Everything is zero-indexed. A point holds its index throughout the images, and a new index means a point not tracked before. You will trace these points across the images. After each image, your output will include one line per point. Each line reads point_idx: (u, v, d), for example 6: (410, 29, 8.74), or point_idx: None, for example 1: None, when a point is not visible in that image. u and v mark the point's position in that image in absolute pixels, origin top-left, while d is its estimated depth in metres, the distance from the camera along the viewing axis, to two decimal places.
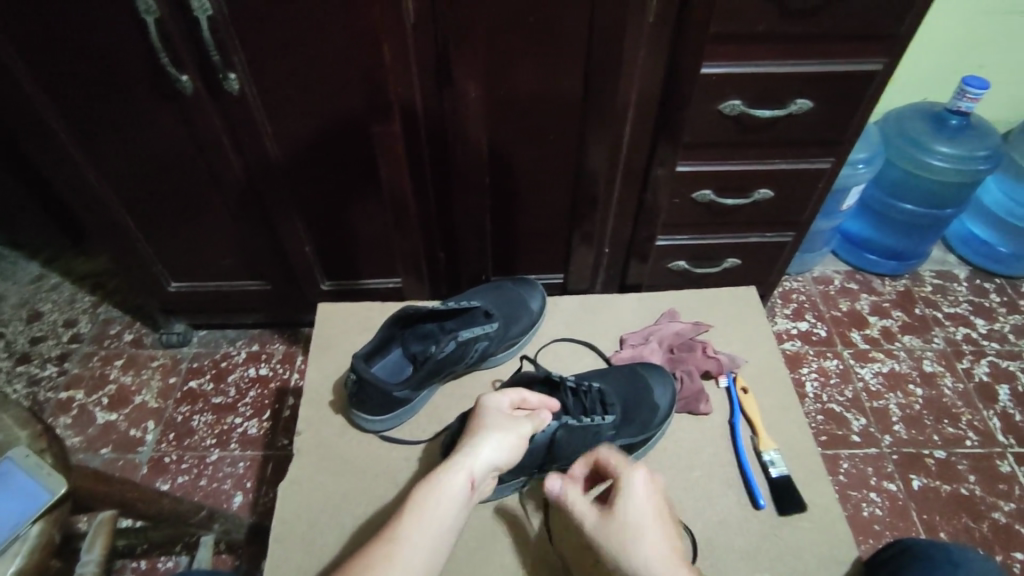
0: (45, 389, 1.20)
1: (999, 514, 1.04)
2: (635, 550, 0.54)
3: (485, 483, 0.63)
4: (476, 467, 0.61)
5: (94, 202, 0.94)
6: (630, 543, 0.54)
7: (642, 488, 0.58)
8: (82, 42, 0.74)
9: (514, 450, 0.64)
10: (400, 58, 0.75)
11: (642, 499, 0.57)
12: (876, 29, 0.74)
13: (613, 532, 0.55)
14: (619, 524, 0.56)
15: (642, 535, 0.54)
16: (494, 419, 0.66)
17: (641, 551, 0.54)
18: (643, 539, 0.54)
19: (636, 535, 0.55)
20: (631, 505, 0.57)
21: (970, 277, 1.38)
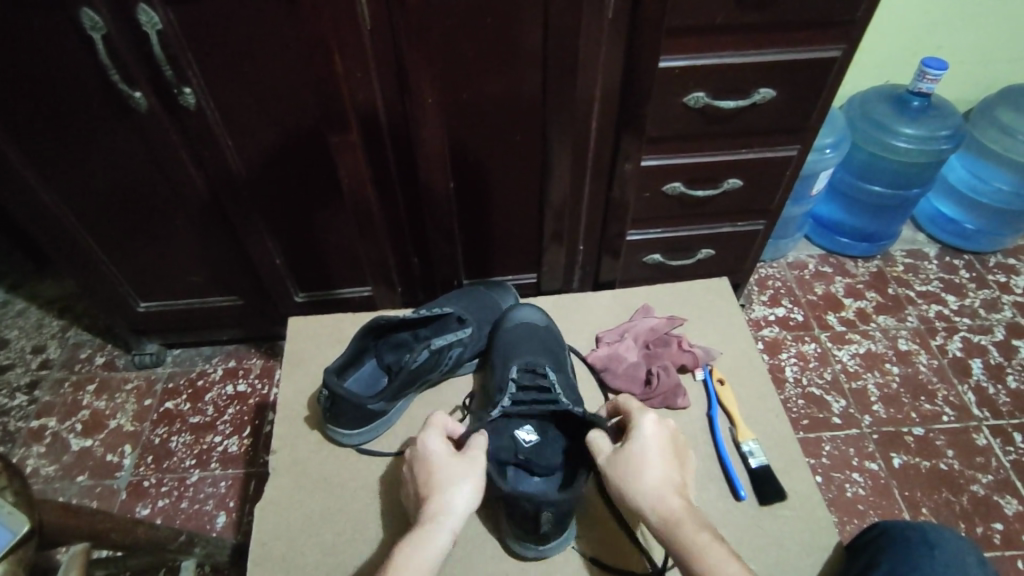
0: (15, 420, 1.17)
1: (978, 486, 1.06)
2: (637, 482, 0.59)
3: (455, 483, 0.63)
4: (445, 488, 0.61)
5: (54, 225, 0.91)
6: (631, 470, 0.60)
7: (652, 429, 0.63)
8: (27, 62, 0.72)
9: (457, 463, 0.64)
10: (358, 65, 0.74)
11: (653, 438, 0.62)
12: (832, 16, 0.74)
13: (617, 461, 0.62)
14: (625, 455, 0.62)
15: (644, 471, 0.60)
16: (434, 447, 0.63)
17: (641, 480, 0.59)
18: (643, 473, 0.60)
19: (638, 466, 0.60)
20: (641, 442, 0.62)
21: (940, 254, 1.41)
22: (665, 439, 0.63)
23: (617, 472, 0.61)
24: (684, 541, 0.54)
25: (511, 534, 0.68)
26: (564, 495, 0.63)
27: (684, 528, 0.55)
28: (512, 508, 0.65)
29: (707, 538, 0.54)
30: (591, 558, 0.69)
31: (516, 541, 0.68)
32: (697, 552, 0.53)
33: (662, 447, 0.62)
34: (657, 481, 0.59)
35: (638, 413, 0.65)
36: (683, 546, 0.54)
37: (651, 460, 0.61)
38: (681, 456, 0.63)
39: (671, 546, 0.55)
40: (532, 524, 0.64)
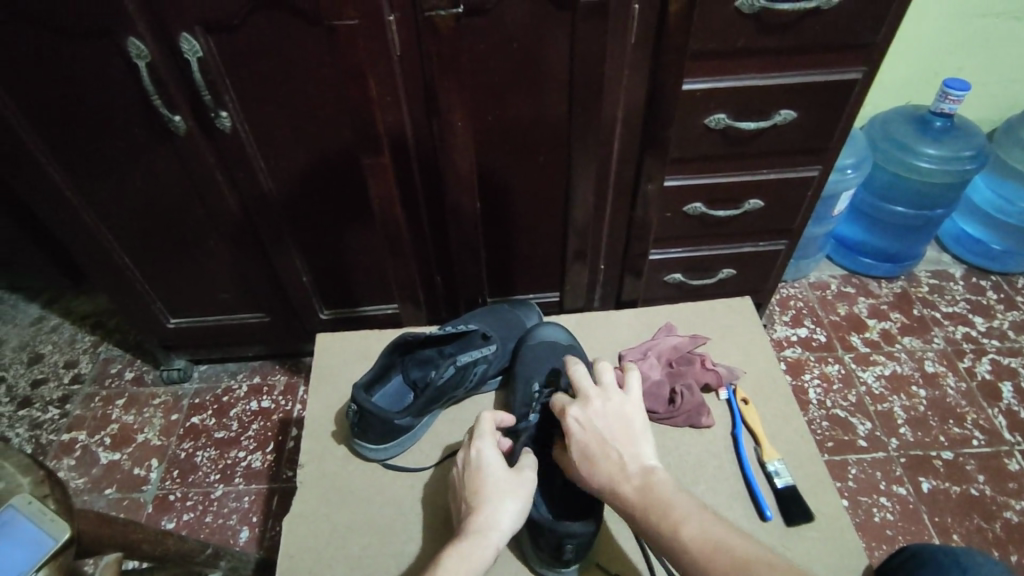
0: (47, 432, 1.19)
1: (1011, 513, 1.03)
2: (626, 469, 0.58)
3: (502, 486, 0.62)
4: (499, 499, 0.61)
5: (92, 243, 0.95)
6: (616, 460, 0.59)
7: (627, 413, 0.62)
8: (77, 89, 0.76)
9: (510, 476, 0.63)
10: (389, 90, 0.76)
11: (629, 420, 0.61)
12: (852, 40, 0.75)
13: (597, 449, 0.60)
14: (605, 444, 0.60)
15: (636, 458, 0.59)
16: (489, 461, 0.64)
17: (631, 465, 0.58)
18: (640, 447, 0.59)
19: (623, 447, 0.60)
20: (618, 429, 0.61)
21: (966, 275, 1.39)
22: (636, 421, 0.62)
23: (599, 454, 0.60)
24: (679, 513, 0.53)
25: (531, 553, 0.68)
26: (587, 527, 0.64)
27: (672, 497, 0.55)
28: (535, 530, 0.66)
29: (685, 502, 0.54)
30: None
31: (538, 564, 0.68)
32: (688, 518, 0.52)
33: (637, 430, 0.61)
34: (644, 463, 0.58)
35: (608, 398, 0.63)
36: (668, 517, 0.53)
37: (639, 442, 0.60)
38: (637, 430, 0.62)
39: (656, 522, 0.53)
40: (555, 549, 0.65)
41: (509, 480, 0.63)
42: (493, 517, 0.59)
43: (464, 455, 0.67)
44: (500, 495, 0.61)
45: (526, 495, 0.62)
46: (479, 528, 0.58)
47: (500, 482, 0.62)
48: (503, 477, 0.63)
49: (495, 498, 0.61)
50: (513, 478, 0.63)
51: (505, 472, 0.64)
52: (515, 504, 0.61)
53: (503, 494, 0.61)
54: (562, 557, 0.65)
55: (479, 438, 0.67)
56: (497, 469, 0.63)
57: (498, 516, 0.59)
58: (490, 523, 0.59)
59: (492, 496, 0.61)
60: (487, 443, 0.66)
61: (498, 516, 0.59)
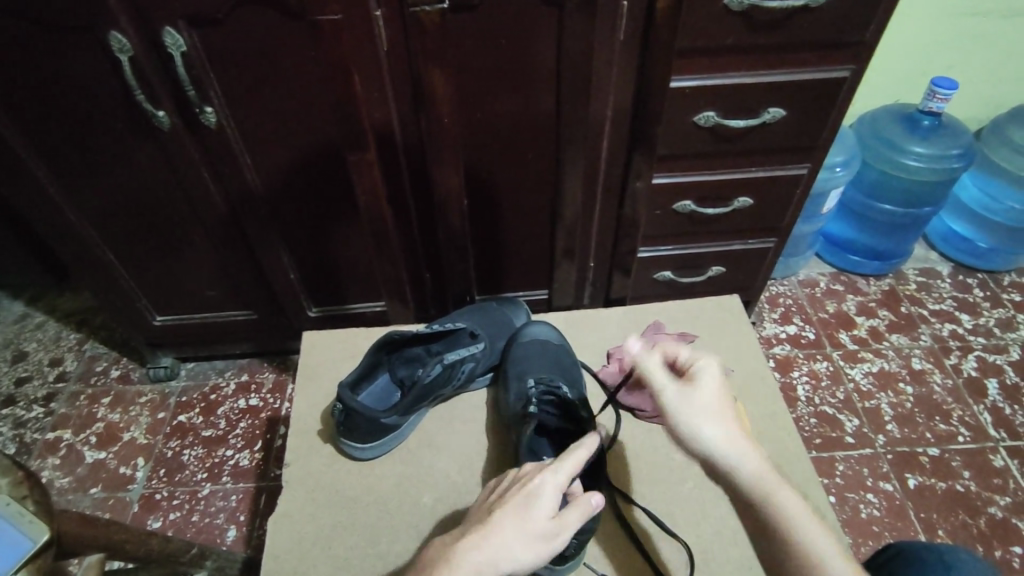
0: (31, 431, 1.18)
1: (996, 509, 1.04)
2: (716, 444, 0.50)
3: (527, 539, 0.50)
4: (511, 550, 0.49)
5: (76, 240, 0.93)
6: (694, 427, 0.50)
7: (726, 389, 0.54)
8: (57, 84, 0.74)
9: (542, 536, 0.51)
10: (375, 86, 0.76)
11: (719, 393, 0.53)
12: (839, 39, 0.75)
13: (680, 401, 0.52)
14: (692, 404, 0.51)
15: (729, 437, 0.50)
16: (535, 504, 0.52)
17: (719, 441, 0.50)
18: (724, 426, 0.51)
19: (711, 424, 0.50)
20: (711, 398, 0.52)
21: (953, 273, 1.40)
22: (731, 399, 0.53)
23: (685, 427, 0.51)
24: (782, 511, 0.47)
25: None
26: (592, 524, 0.64)
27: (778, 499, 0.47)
28: None
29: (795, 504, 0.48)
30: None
31: None
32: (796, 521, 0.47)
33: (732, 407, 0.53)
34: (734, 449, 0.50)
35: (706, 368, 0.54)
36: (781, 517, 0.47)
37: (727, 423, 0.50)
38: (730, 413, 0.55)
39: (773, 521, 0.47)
40: None
41: (538, 525, 0.51)
42: (493, 561, 0.49)
43: (523, 478, 0.56)
44: (517, 539, 0.50)
45: (544, 554, 0.51)
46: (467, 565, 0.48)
47: (528, 527, 0.51)
48: (535, 522, 0.51)
49: (506, 542, 0.50)
50: (541, 537, 0.51)
51: (541, 517, 0.52)
52: (527, 559, 0.50)
53: (524, 543, 0.50)
54: (562, 552, 0.65)
55: (551, 466, 0.55)
56: (536, 518, 0.51)
57: (495, 560, 0.49)
58: (485, 567, 0.48)
59: (507, 535, 0.50)
60: (547, 489, 0.53)
61: (494, 563, 0.49)
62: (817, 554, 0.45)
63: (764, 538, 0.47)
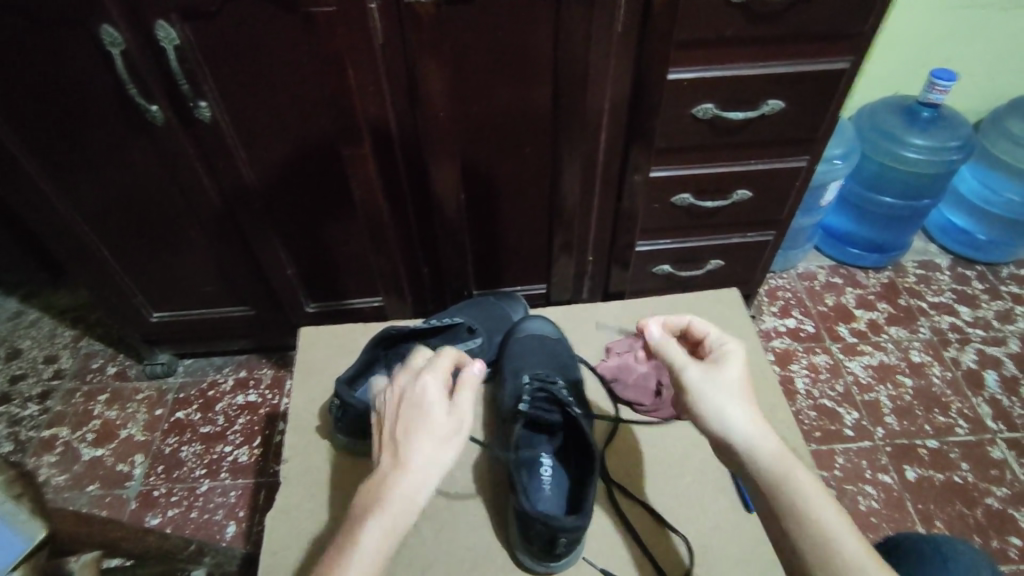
0: (28, 429, 1.18)
1: (994, 500, 1.04)
2: (740, 404, 0.55)
3: (438, 439, 0.56)
4: (428, 455, 0.55)
5: (70, 236, 0.93)
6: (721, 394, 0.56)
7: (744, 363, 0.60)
8: (48, 79, 0.74)
9: (452, 430, 0.56)
10: (371, 79, 0.75)
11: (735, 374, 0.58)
12: (839, 29, 0.74)
13: (706, 381, 0.57)
14: (716, 376, 0.58)
15: (748, 399, 0.56)
16: (427, 408, 0.57)
17: (733, 414, 0.55)
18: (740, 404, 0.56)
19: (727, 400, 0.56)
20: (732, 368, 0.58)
21: (952, 265, 1.40)
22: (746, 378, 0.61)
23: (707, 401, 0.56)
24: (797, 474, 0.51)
25: (519, 546, 0.68)
26: (580, 521, 0.63)
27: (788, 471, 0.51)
28: (526, 524, 0.65)
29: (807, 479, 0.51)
30: (602, 569, 0.68)
31: (525, 556, 0.67)
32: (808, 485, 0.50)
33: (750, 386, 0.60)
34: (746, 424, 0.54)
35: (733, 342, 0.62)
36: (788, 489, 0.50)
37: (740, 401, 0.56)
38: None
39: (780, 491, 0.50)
40: (545, 543, 0.64)
41: (448, 421, 0.57)
42: (418, 476, 0.54)
43: (389, 399, 0.60)
44: (434, 442, 0.55)
45: (458, 442, 0.56)
46: (404, 488, 0.53)
47: (434, 426, 0.56)
48: (436, 416, 0.57)
49: (421, 450, 0.55)
50: (450, 429, 0.56)
51: (442, 414, 0.57)
52: (445, 456, 0.55)
53: (448, 442, 0.56)
54: (553, 550, 0.64)
55: (426, 371, 0.60)
56: (436, 418, 0.56)
57: (426, 469, 0.54)
58: (417, 481, 0.53)
59: (423, 445, 0.55)
60: (431, 396, 0.58)
61: (417, 473, 0.54)
62: (829, 527, 0.48)
63: (778, 513, 0.50)
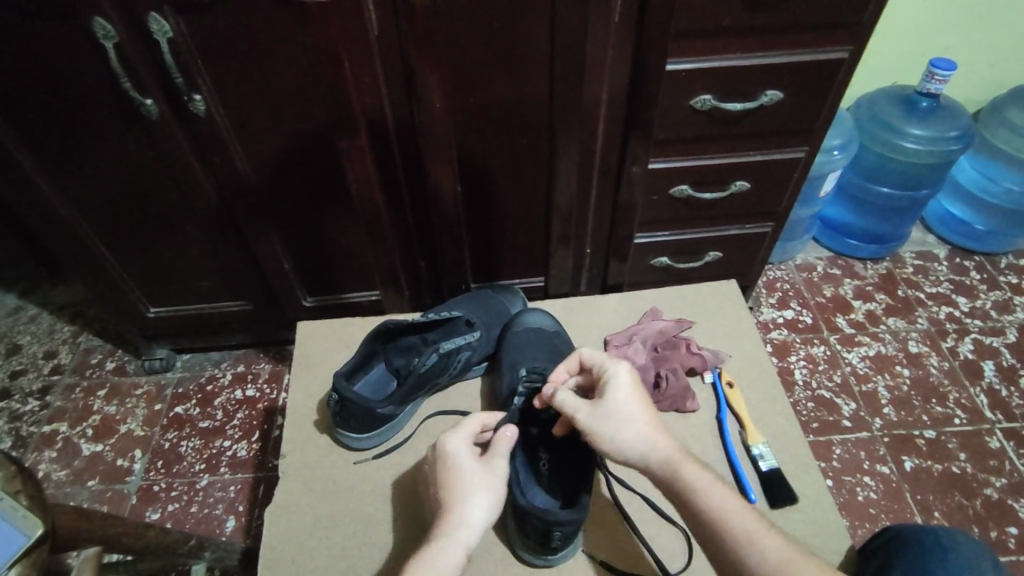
0: (27, 424, 1.17)
1: (991, 490, 1.05)
2: (626, 431, 0.59)
3: (482, 487, 0.61)
4: (474, 497, 0.60)
5: (66, 232, 0.92)
6: (607, 430, 0.59)
7: (628, 376, 0.63)
8: (41, 72, 0.73)
9: (492, 480, 0.62)
10: (366, 71, 0.74)
11: (624, 391, 0.61)
12: (838, 19, 0.74)
13: (596, 416, 0.60)
14: (601, 410, 0.60)
15: (634, 419, 0.59)
16: (463, 462, 0.63)
17: (627, 435, 0.59)
18: (632, 422, 0.59)
19: (620, 422, 0.59)
20: (616, 390, 0.61)
21: (950, 255, 1.40)
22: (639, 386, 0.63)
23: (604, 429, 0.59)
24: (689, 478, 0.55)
25: (517, 540, 0.68)
26: (576, 515, 0.63)
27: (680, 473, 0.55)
28: (523, 518, 0.65)
29: (704, 477, 0.55)
30: (601, 562, 0.69)
31: (524, 550, 0.68)
32: (700, 486, 0.54)
33: (644, 394, 0.62)
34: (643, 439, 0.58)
35: (610, 364, 0.64)
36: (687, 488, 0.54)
37: (631, 419, 0.59)
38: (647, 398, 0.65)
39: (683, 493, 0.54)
40: (542, 537, 0.64)
41: (489, 477, 0.62)
42: (469, 514, 0.59)
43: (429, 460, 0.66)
44: (479, 495, 0.60)
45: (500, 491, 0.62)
46: (450, 540, 0.56)
47: (473, 481, 0.61)
48: (478, 473, 0.62)
49: (468, 495, 0.60)
50: (491, 478, 0.62)
51: (483, 470, 0.63)
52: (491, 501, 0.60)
53: (492, 494, 0.61)
54: (550, 544, 0.65)
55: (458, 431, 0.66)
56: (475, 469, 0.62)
57: (473, 516, 0.59)
58: (469, 522, 0.58)
59: (468, 493, 0.60)
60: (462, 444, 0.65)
61: (468, 513, 0.59)
62: (727, 512, 0.52)
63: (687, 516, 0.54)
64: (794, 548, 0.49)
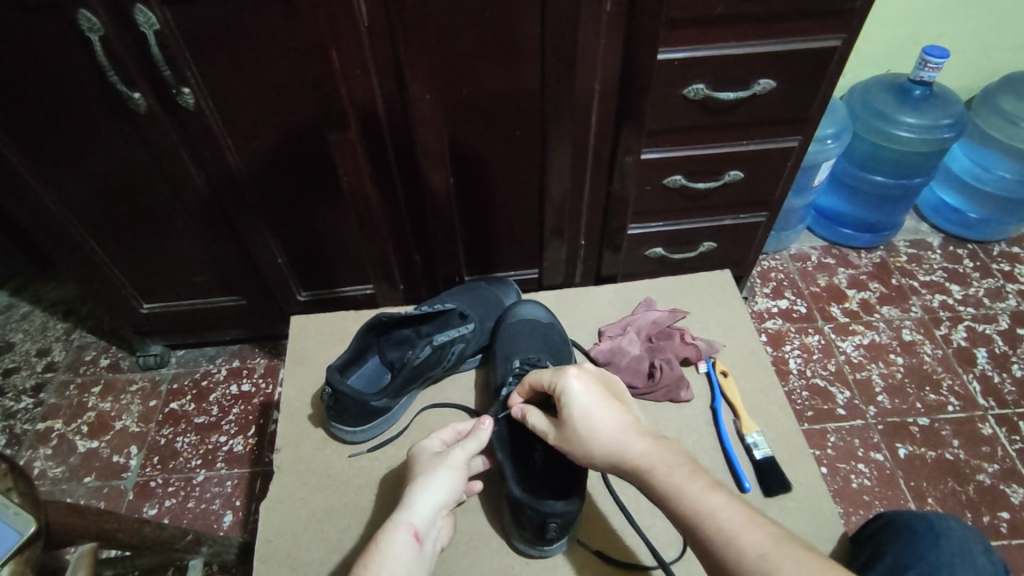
0: (22, 422, 1.17)
1: (984, 476, 1.05)
2: (591, 445, 0.57)
3: (437, 473, 0.61)
4: (426, 482, 0.60)
5: (56, 228, 0.91)
6: (577, 447, 0.58)
7: (581, 384, 0.60)
8: (26, 66, 0.72)
9: (447, 466, 0.62)
10: (356, 63, 0.74)
11: (579, 398, 0.59)
12: (830, 7, 0.74)
13: (562, 436, 0.59)
14: (564, 428, 0.59)
15: (594, 431, 0.57)
16: (423, 455, 0.64)
17: (595, 445, 0.57)
18: (595, 429, 0.57)
19: (584, 433, 0.57)
20: (571, 402, 0.59)
21: (943, 244, 1.40)
22: (597, 388, 0.60)
23: (574, 443, 0.58)
24: (662, 482, 0.52)
25: (513, 531, 0.69)
26: (570, 506, 0.63)
27: (652, 472, 0.53)
28: (519, 510, 0.65)
29: (682, 470, 0.52)
30: (597, 552, 0.69)
31: (519, 541, 0.68)
32: (674, 489, 0.51)
33: (603, 395, 0.59)
34: (611, 444, 0.56)
35: (559, 376, 0.61)
36: (667, 486, 0.51)
37: (593, 427, 0.57)
38: (616, 396, 0.62)
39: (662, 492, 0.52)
40: (537, 529, 0.64)
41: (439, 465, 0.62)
42: (419, 497, 0.59)
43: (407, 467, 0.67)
44: (427, 483, 0.60)
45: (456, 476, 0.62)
46: (397, 520, 0.57)
47: (427, 469, 0.62)
48: (429, 462, 0.63)
49: (421, 480, 0.61)
50: (447, 464, 0.62)
51: (436, 460, 0.63)
52: (442, 484, 0.61)
53: (442, 481, 0.61)
54: (545, 536, 0.65)
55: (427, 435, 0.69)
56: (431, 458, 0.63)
57: (423, 498, 0.59)
58: (417, 504, 0.58)
59: (423, 481, 0.61)
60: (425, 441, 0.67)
61: (419, 496, 0.59)
62: (705, 506, 0.49)
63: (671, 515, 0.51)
64: (778, 539, 0.46)
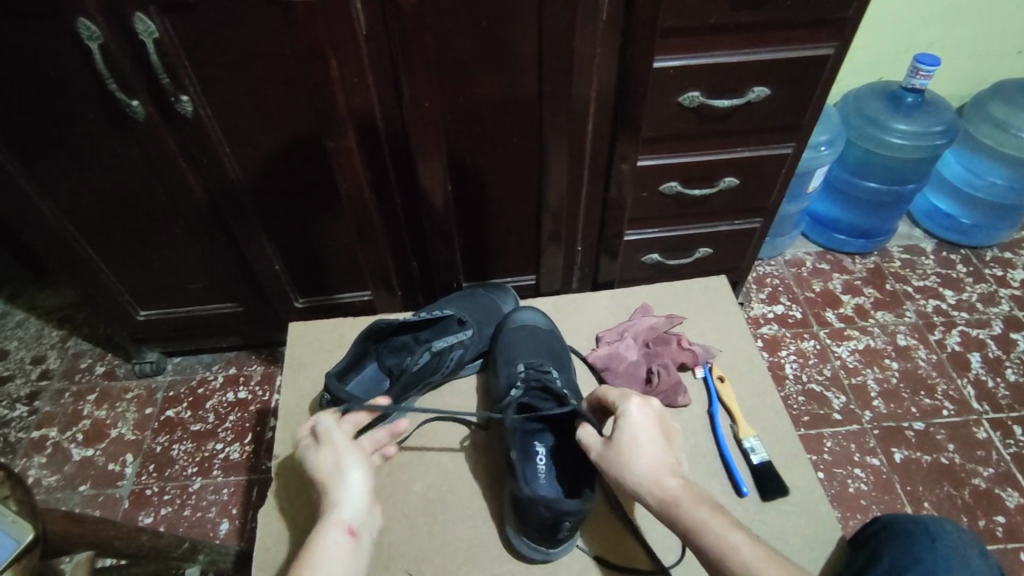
0: (15, 431, 1.16)
1: (980, 480, 1.06)
2: (629, 472, 0.58)
3: (338, 470, 0.61)
4: (334, 482, 0.60)
5: (53, 235, 0.91)
6: (615, 469, 0.59)
7: (640, 414, 0.61)
8: (24, 74, 0.72)
9: (344, 458, 0.62)
10: (355, 70, 0.74)
11: (637, 426, 0.60)
12: (823, 16, 0.75)
13: (605, 454, 0.61)
14: (612, 449, 0.60)
15: (635, 459, 0.58)
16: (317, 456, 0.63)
17: (633, 473, 0.58)
18: (638, 458, 0.58)
19: (626, 459, 0.58)
20: (625, 426, 0.60)
21: (937, 249, 1.41)
22: (654, 423, 0.61)
23: (612, 466, 0.59)
24: (688, 518, 0.53)
25: (515, 533, 0.69)
26: (582, 504, 0.63)
27: (685, 510, 0.54)
28: (526, 510, 0.65)
29: (707, 507, 0.53)
30: (595, 557, 0.69)
31: (522, 543, 0.68)
32: (697, 525, 0.52)
33: (655, 431, 0.60)
34: (649, 476, 0.57)
35: (621, 401, 0.63)
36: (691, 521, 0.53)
37: (637, 455, 0.58)
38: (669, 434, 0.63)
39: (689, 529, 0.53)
40: (546, 529, 0.64)
41: (337, 462, 0.61)
42: (336, 502, 0.58)
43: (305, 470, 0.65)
44: (338, 484, 0.60)
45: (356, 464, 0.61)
46: (327, 530, 0.56)
47: (328, 472, 0.61)
48: (325, 463, 0.61)
49: (330, 486, 0.60)
50: (341, 455, 0.62)
51: (331, 460, 0.62)
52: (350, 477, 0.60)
53: (347, 472, 0.60)
54: (555, 536, 0.65)
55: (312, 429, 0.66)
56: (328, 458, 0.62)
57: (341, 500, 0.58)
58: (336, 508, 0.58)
59: (330, 486, 0.60)
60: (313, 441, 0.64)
61: (336, 501, 0.58)
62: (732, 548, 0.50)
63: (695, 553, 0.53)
64: None
